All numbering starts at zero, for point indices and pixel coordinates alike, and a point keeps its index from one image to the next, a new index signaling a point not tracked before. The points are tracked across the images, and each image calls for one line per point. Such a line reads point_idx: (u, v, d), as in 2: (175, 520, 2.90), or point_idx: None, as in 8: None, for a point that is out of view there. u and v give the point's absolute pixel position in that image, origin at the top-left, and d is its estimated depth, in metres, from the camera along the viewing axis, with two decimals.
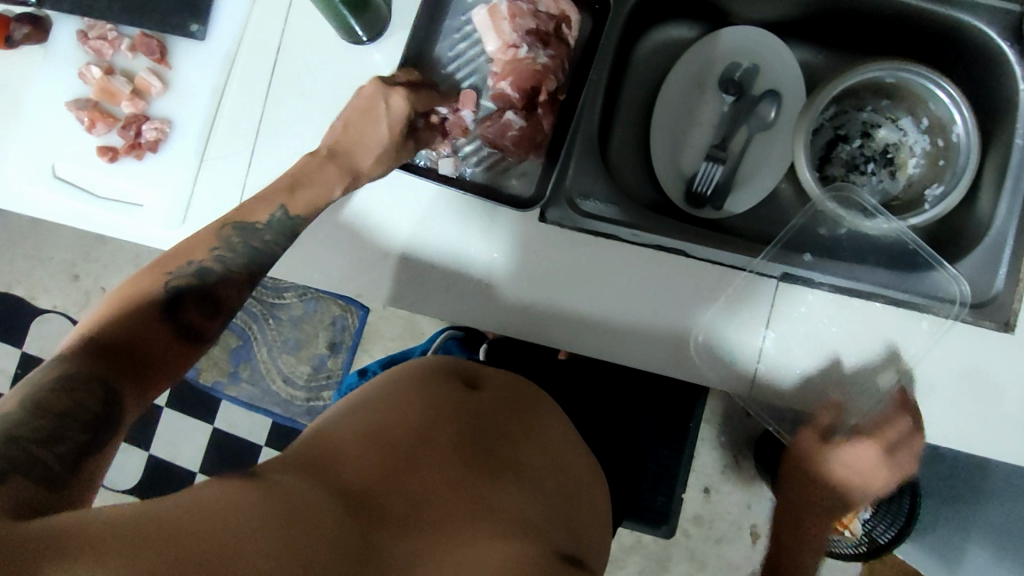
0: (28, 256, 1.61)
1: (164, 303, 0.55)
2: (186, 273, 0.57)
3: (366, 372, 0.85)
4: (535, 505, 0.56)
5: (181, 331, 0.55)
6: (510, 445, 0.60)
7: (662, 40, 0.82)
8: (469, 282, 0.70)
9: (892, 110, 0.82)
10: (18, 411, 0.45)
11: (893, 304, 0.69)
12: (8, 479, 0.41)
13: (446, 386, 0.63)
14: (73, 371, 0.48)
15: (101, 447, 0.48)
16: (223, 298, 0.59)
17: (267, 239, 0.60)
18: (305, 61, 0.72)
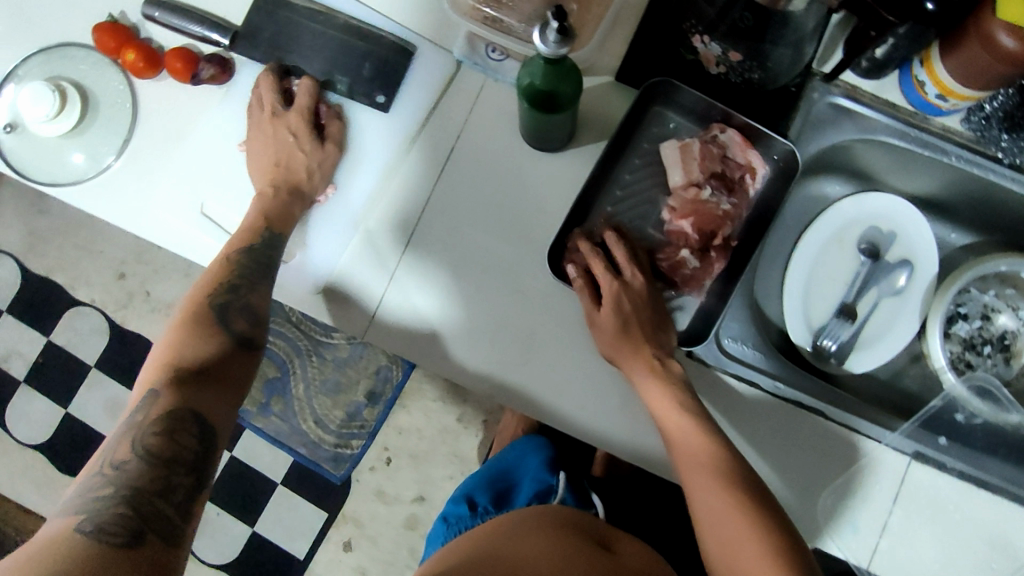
0: (73, 243, 1.53)
1: (219, 322, 0.62)
2: (241, 305, 0.64)
3: (475, 504, 0.84)
4: None
5: (245, 348, 0.62)
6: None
7: (809, 193, 0.85)
8: (610, 402, 0.71)
9: (1014, 299, 0.84)
10: (135, 461, 0.50)
11: (1018, 500, 0.70)
12: (140, 538, 0.46)
13: (573, 539, 0.63)
14: (175, 410, 0.53)
15: (204, 484, 0.52)
16: (258, 308, 0.65)
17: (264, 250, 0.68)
18: (483, 155, 0.73)
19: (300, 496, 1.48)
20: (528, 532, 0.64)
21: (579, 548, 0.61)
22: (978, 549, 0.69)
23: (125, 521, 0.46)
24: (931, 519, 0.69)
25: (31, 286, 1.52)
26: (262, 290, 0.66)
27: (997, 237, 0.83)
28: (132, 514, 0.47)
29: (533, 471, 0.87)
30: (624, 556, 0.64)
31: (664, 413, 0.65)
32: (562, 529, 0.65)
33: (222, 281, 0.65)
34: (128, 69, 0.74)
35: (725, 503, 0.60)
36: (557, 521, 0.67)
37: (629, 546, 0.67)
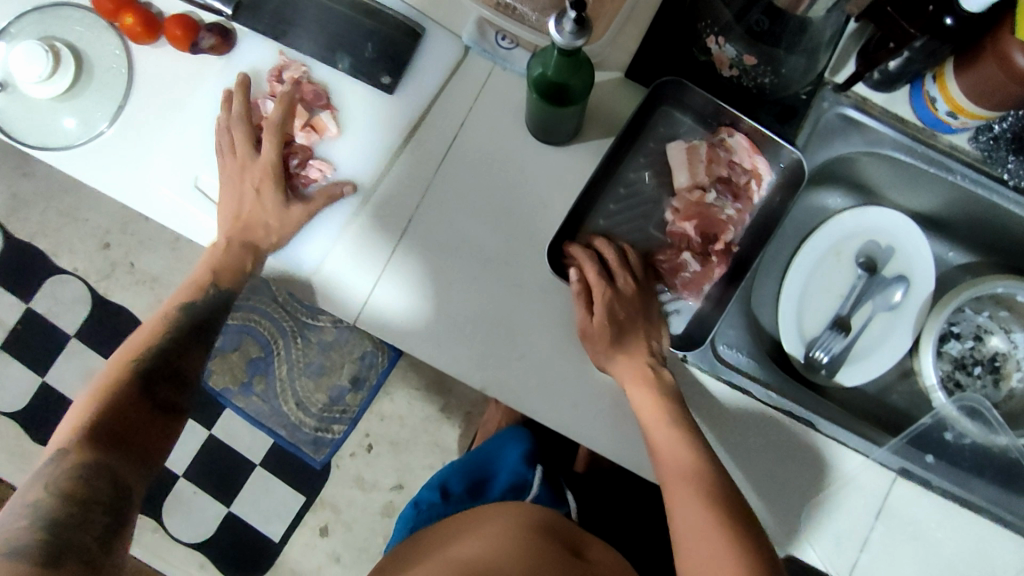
0: (59, 210, 1.49)
1: (145, 365, 0.63)
2: (173, 353, 0.65)
3: (448, 491, 0.83)
4: None
5: (163, 398, 0.63)
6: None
7: (811, 203, 0.85)
8: (600, 403, 0.70)
9: (1008, 321, 0.85)
10: (48, 500, 0.51)
11: (1001, 522, 0.70)
12: (59, 562, 0.49)
13: (550, 547, 0.62)
14: (88, 463, 0.55)
15: (121, 528, 0.54)
16: (195, 345, 0.66)
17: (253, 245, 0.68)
18: (486, 145, 0.72)
19: (278, 478, 1.46)
20: (505, 537, 0.62)
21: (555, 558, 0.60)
22: (958, 567, 0.69)
23: (48, 548, 0.49)
24: (913, 536, 0.70)
25: (12, 251, 1.48)
26: (195, 352, 0.67)
27: (995, 258, 0.83)
28: (53, 543, 0.50)
29: (511, 462, 0.84)
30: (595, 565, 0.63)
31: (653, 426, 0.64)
32: (533, 537, 0.63)
33: (157, 339, 0.66)
34: (125, 33, 0.72)
35: (707, 521, 0.59)
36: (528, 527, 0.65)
37: (598, 556, 0.66)
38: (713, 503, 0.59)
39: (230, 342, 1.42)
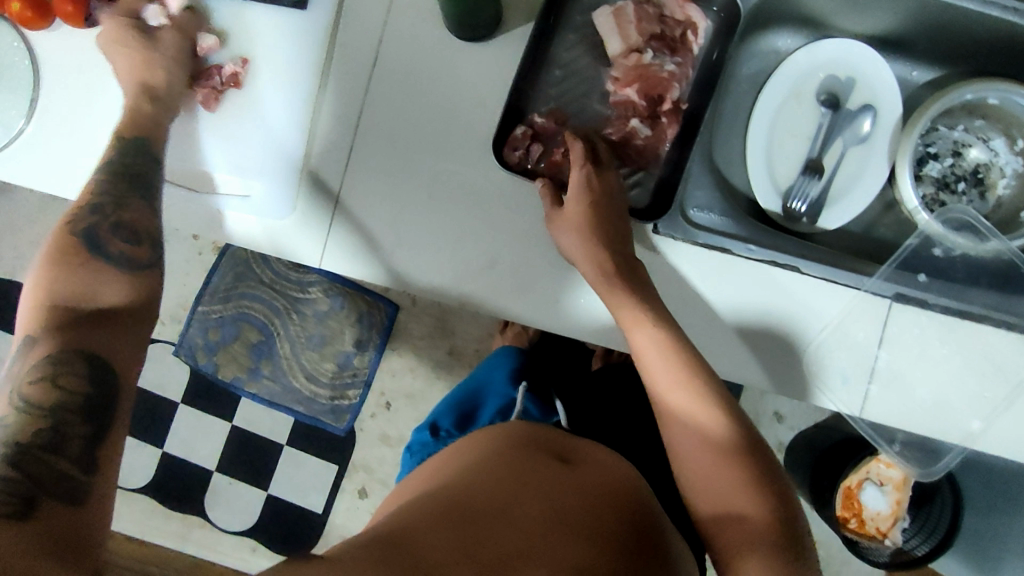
0: (31, 242, 1.48)
1: (83, 244, 0.60)
2: (110, 224, 0.61)
3: (438, 428, 0.82)
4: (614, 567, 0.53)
5: (115, 266, 0.60)
6: (608, 518, 0.57)
7: (759, 50, 0.81)
8: (580, 294, 0.68)
9: (985, 129, 0.81)
10: (19, 417, 0.49)
11: (1005, 327, 0.68)
12: (35, 504, 0.46)
13: (538, 461, 0.61)
14: (51, 354, 0.53)
15: (105, 431, 0.52)
16: (136, 223, 0.62)
17: (128, 159, 0.65)
18: (412, 55, 0.69)
19: (308, 454, 1.48)
20: (498, 457, 0.61)
21: (546, 471, 0.59)
22: (967, 378, 0.69)
23: (16, 489, 0.46)
24: (919, 358, 0.69)
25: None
26: (133, 202, 0.63)
27: (962, 67, 0.80)
28: (21, 477, 0.47)
29: (499, 385, 0.86)
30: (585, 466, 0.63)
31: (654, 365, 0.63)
32: (536, 451, 0.62)
33: (83, 207, 0.62)
34: (16, 21, 0.69)
35: (701, 440, 0.61)
36: (522, 441, 0.64)
37: (591, 455, 0.66)
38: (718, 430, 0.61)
39: (229, 333, 1.45)
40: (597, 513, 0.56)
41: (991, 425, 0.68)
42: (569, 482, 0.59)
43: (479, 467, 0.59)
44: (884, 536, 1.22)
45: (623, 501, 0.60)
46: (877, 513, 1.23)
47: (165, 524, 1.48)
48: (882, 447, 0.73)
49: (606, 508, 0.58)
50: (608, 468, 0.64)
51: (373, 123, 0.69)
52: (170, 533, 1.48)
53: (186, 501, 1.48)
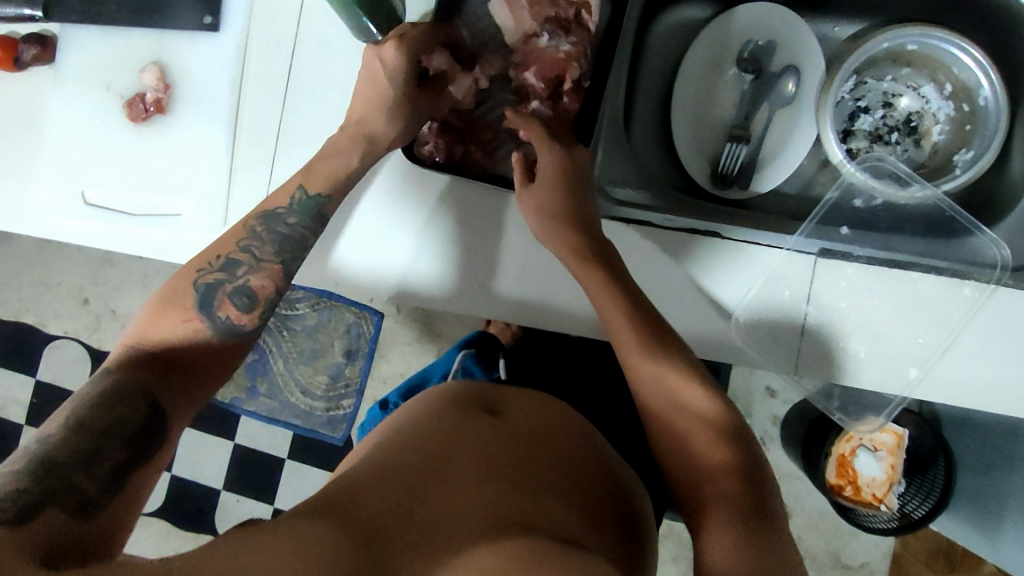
0: (34, 282, 1.55)
1: (199, 304, 0.58)
2: (234, 285, 0.60)
3: (385, 402, 0.84)
4: (559, 510, 0.54)
5: (220, 332, 0.59)
6: (552, 465, 0.58)
7: (677, 22, 0.82)
8: (503, 278, 0.69)
9: (913, 77, 0.80)
10: (63, 431, 0.48)
11: (934, 272, 0.68)
12: (45, 507, 0.43)
13: (473, 414, 0.62)
14: (127, 388, 0.52)
15: (137, 460, 0.50)
16: (273, 288, 0.62)
17: (293, 222, 0.63)
18: (323, 63, 0.70)
19: (309, 465, 1.51)
20: (435, 416, 0.62)
21: (483, 424, 0.61)
22: (903, 326, 0.68)
23: (32, 491, 0.44)
24: (848, 309, 0.69)
25: (8, 333, 1.56)
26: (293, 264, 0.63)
27: (883, 16, 0.79)
28: (33, 486, 0.44)
29: (446, 358, 0.90)
30: (518, 416, 0.64)
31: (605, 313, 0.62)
32: (477, 406, 0.64)
33: (225, 253, 0.61)
34: None
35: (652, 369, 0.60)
36: (461, 400, 0.65)
37: (523, 404, 0.67)
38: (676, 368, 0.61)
39: None
40: (540, 462, 0.58)
41: (929, 372, 0.67)
42: (509, 433, 0.60)
43: (425, 425, 0.60)
44: (881, 502, 1.19)
45: (563, 451, 0.61)
46: (872, 479, 1.20)
47: (178, 545, 1.52)
48: (823, 404, 0.73)
49: (548, 458, 0.59)
50: (541, 415, 0.65)
51: (292, 130, 0.71)
52: None
53: (198, 520, 1.53)
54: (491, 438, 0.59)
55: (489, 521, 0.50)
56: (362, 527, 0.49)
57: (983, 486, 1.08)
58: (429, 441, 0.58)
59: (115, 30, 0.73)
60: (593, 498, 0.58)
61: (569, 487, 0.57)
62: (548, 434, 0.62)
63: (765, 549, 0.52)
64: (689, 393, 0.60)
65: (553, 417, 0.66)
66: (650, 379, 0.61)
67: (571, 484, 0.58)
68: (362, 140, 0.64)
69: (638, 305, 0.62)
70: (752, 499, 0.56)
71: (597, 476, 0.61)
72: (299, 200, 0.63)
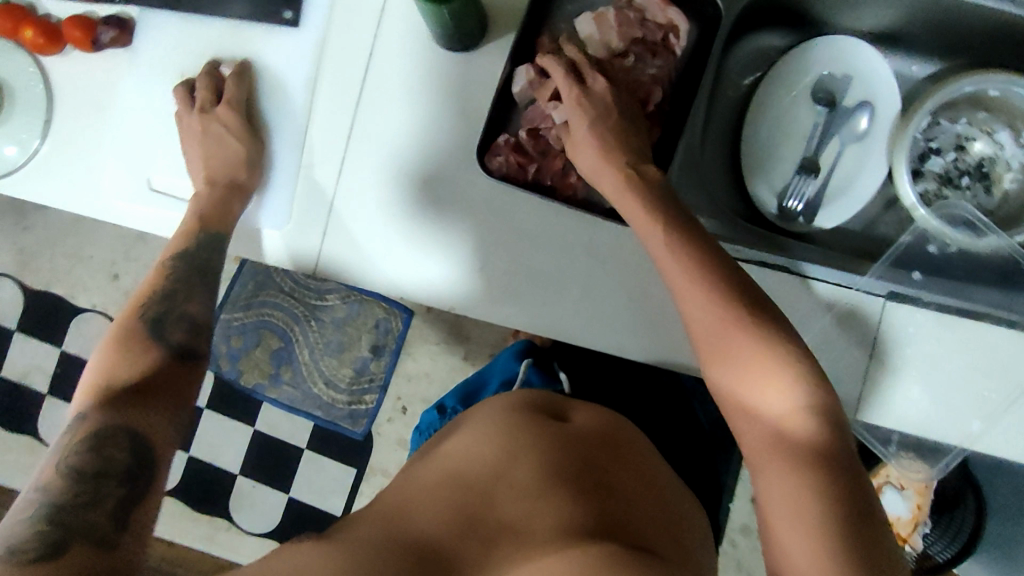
0: (66, 254, 1.55)
1: (149, 334, 0.65)
2: (175, 319, 0.66)
3: (443, 406, 0.83)
4: (626, 522, 0.51)
5: (180, 361, 0.64)
6: (621, 473, 0.55)
7: (754, 49, 0.81)
8: (570, 298, 0.68)
9: (990, 122, 0.79)
10: (56, 479, 0.51)
11: (1005, 323, 0.67)
12: (63, 547, 0.48)
13: (531, 411, 0.59)
14: (106, 427, 0.56)
15: (138, 494, 0.54)
16: (195, 316, 0.68)
17: (193, 249, 0.70)
18: (401, 65, 0.70)
19: (326, 457, 1.51)
20: (492, 416, 0.59)
21: (541, 422, 0.57)
22: (968, 378, 0.67)
23: (44, 536, 0.48)
24: (916, 355, 0.67)
25: (35, 303, 1.56)
26: (199, 296, 0.69)
27: (965, 59, 0.78)
28: (49, 530, 0.48)
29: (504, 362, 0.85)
30: (579, 416, 0.60)
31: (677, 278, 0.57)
32: (538, 403, 0.61)
33: (154, 292, 0.68)
34: (30, 47, 0.73)
35: (713, 302, 0.55)
36: (518, 397, 0.62)
37: (584, 403, 0.63)
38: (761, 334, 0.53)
39: (251, 339, 1.49)
40: (609, 471, 0.54)
41: (991, 427, 0.66)
42: (568, 432, 0.57)
43: (484, 427, 0.57)
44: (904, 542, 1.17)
45: (628, 456, 0.57)
46: (896, 518, 1.18)
47: (190, 526, 1.51)
48: (878, 449, 0.73)
49: (611, 462, 0.56)
50: (604, 416, 0.62)
51: (363, 131, 0.70)
52: (195, 536, 1.52)
53: (211, 503, 1.53)
54: (556, 441, 0.55)
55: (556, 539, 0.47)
56: (425, 547, 0.48)
57: (1013, 536, 1.06)
58: (485, 443, 0.55)
59: (193, 18, 0.72)
60: (662, 513, 0.55)
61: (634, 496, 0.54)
62: (617, 439, 0.59)
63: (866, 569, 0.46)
64: (780, 361, 0.52)
65: (614, 418, 0.62)
66: (735, 347, 0.54)
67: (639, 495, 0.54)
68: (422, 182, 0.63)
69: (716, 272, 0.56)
70: (859, 518, 0.48)
71: (667, 489, 0.58)
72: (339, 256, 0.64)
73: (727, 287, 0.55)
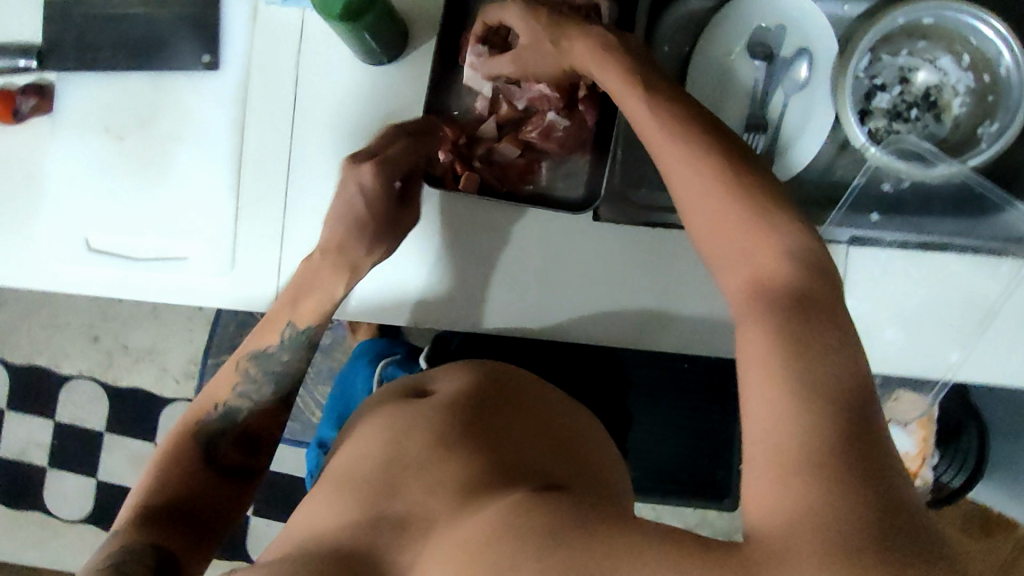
0: (45, 324, 1.56)
1: (200, 456, 0.62)
2: (235, 431, 0.63)
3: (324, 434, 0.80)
4: (533, 458, 0.50)
5: (221, 472, 0.62)
6: (511, 421, 0.54)
7: (681, 17, 0.81)
8: (531, 293, 0.68)
9: (930, 50, 0.78)
10: None
11: (968, 252, 0.68)
12: None
13: (404, 399, 0.58)
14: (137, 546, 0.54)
15: None
16: (257, 432, 0.64)
17: (286, 359, 0.65)
18: (327, 91, 0.69)
19: None
20: (370, 417, 0.57)
21: (420, 403, 0.56)
22: (938, 309, 0.67)
23: None
24: (883, 295, 0.68)
25: (20, 376, 1.55)
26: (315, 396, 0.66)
27: None
28: None
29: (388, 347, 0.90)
30: (452, 381, 0.59)
31: (710, 210, 0.41)
32: (400, 394, 0.59)
33: (217, 403, 0.64)
34: None
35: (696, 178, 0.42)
36: (396, 389, 0.61)
37: (456, 368, 0.63)
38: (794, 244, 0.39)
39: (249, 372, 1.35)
40: (502, 421, 0.53)
41: (970, 356, 0.66)
42: (451, 397, 0.56)
43: (361, 432, 0.56)
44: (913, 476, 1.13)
45: (521, 401, 0.57)
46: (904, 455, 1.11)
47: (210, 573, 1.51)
48: None
49: (509, 412, 0.55)
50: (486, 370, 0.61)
51: (302, 160, 0.69)
52: None
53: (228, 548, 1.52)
54: (433, 418, 0.53)
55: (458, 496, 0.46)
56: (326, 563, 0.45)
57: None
58: (369, 442, 0.53)
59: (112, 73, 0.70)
60: (565, 447, 0.53)
61: (543, 437, 0.53)
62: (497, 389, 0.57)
63: (899, 522, 0.31)
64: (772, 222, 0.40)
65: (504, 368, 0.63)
66: (719, 215, 0.41)
67: (545, 437, 0.53)
68: (344, 266, 0.62)
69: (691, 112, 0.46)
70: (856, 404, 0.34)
71: (568, 418, 0.58)
72: (292, 336, 0.64)
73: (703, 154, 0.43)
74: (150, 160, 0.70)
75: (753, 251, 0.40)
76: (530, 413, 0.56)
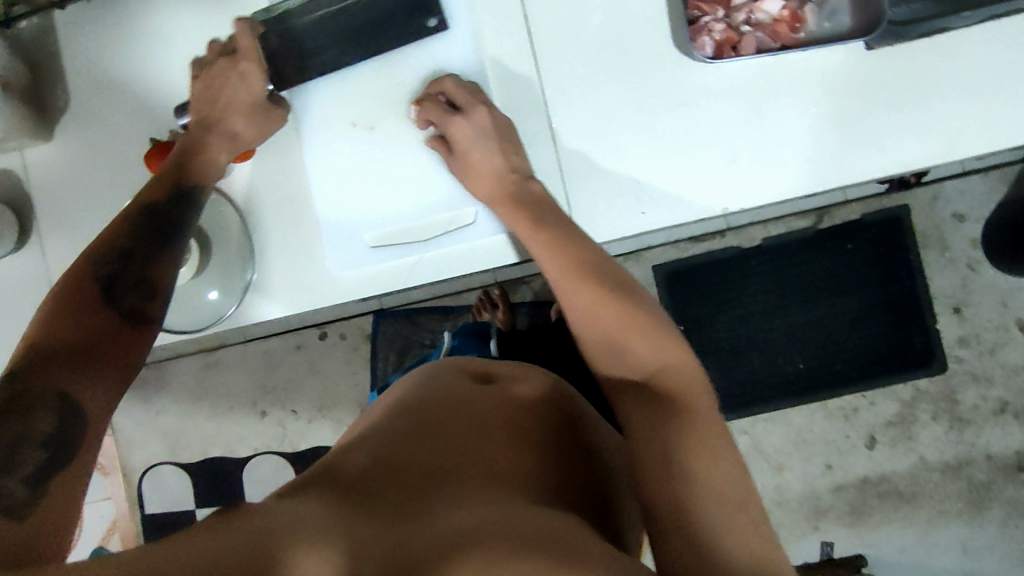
0: (208, 417, 1.52)
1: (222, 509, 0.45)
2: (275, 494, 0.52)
3: None
4: (538, 464, 0.61)
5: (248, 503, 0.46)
6: (495, 453, 0.60)
7: None
8: (827, 140, 0.67)
9: None
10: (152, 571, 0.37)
11: None
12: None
13: (456, 384, 0.69)
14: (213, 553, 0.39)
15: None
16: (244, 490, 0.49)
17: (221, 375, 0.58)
18: (561, 20, 0.69)
19: None
20: (426, 392, 0.68)
21: (462, 391, 0.68)
22: None
23: None
24: None
25: (198, 473, 1.52)
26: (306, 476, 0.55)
27: None
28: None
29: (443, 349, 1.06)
30: (496, 385, 0.70)
31: (609, 317, 0.62)
32: (461, 379, 0.71)
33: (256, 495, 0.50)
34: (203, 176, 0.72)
35: (616, 324, 0.61)
36: (432, 383, 0.70)
37: (502, 371, 0.75)
38: (624, 306, 0.62)
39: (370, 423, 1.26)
40: (411, 457, 0.57)
41: None
42: (473, 395, 0.67)
43: (400, 410, 0.64)
44: None
45: (554, 419, 0.68)
46: None
47: None
48: None
49: (544, 426, 0.66)
50: (515, 385, 0.72)
51: (557, 90, 0.69)
52: None
53: None
54: (456, 433, 0.61)
55: (471, 481, 0.55)
56: (352, 497, 0.51)
57: None
58: (427, 421, 0.62)
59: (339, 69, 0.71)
60: (565, 482, 0.61)
61: (552, 428, 0.66)
62: (467, 426, 0.62)
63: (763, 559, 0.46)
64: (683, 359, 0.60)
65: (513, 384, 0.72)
66: (608, 311, 0.62)
67: (557, 429, 0.67)
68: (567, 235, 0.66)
69: (620, 290, 0.63)
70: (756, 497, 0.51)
71: (570, 418, 0.70)
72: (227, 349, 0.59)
73: (622, 283, 0.64)
74: (409, 140, 0.71)
75: (614, 343, 0.61)
76: (565, 432, 0.67)
